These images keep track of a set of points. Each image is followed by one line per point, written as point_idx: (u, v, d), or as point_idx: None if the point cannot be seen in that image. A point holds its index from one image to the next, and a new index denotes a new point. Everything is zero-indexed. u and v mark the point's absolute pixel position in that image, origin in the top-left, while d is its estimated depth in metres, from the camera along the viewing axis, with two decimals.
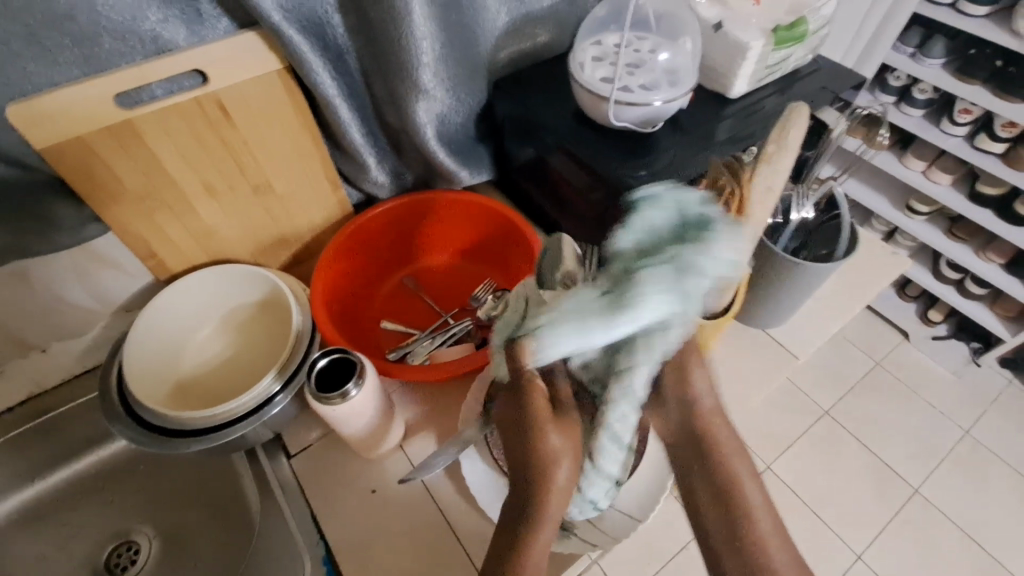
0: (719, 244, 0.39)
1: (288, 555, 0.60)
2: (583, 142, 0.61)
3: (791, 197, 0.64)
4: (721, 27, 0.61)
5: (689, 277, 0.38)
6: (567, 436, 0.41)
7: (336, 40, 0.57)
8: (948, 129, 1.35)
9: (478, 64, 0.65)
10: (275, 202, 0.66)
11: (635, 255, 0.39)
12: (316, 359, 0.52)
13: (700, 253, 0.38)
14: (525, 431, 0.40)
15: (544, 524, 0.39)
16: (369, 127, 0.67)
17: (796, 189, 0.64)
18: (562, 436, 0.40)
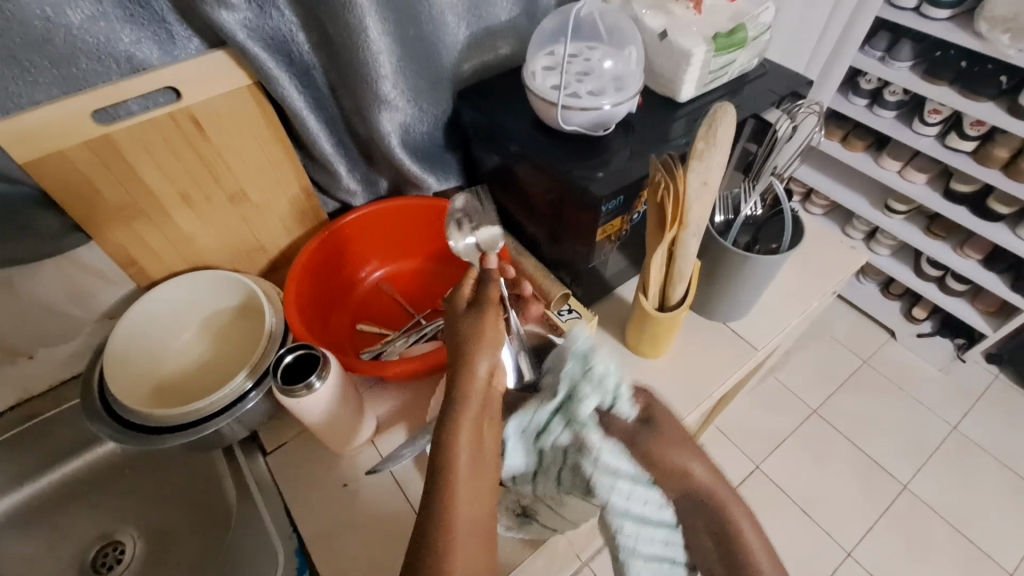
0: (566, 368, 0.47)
1: (263, 545, 0.62)
2: (539, 147, 0.65)
3: (740, 193, 0.68)
4: (665, 35, 0.65)
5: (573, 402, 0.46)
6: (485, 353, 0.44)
7: (302, 56, 0.60)
8: (919, 129, 1.39)
9: (440, 75, 0.69)
10: (251, 210, 0.70)
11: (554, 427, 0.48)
12: (281, 354, 0.54)
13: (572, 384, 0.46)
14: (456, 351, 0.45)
15: (468, 404, 0.41)
16: (339, 138, 0.70)
17: (744, 186, 0.67)
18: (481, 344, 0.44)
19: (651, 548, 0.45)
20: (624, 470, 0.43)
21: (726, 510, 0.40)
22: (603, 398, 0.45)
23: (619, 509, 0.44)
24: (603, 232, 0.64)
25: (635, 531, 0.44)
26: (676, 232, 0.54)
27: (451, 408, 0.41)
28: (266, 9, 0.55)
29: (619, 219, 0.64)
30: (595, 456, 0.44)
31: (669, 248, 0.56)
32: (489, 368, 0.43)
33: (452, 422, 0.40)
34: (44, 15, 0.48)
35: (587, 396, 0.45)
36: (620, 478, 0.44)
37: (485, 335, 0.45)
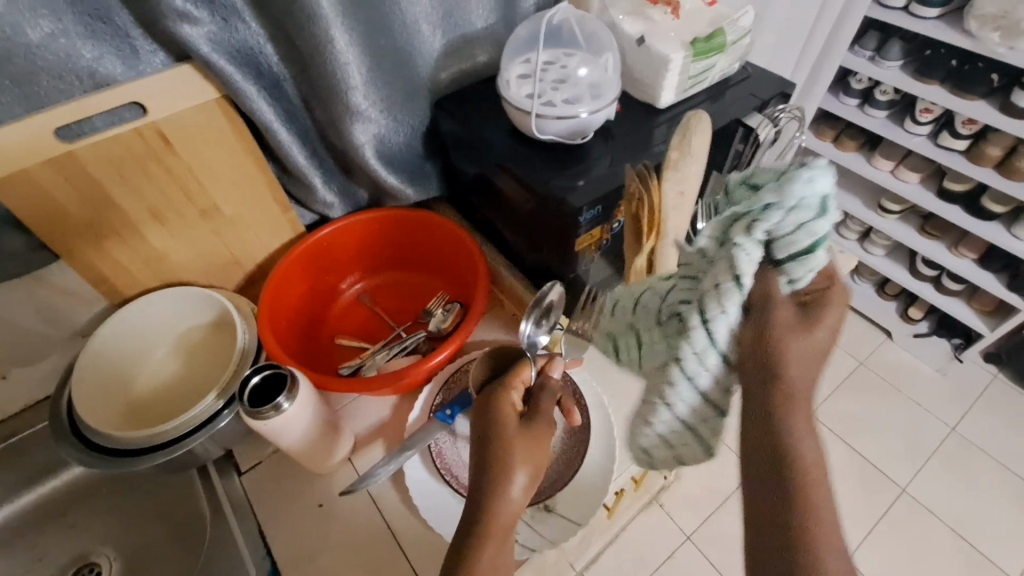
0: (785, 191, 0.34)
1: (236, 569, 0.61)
2: (516, 157, 0.63)
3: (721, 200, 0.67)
4: (643, 41, 0.63)
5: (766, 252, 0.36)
6: (529, 480, 0.44)
7: (271, 68, 0.59)
8: (912, 128, 1.39)
9: (415, 84, 0.68)
10: (224, 225, 0.69)
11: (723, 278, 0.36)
12: (247, 376, 0.52)
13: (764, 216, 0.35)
14: (493, 460, 0.43)
15: (494, 529, 0.41)
16: (313, 150, 0.69)
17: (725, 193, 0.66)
18: (524, 453, 0.44)
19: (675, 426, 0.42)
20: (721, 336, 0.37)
21: (795, 410, 0.35)
22: (808, 216, 0.34)
23: (688, 372, 0.39)
24: (581, 242, 0.62)
25: (684, 387, 0.40)
26: (654, 240, 0.51)
27: (478, 529, 0.40)
28: (232, 21, 0.54)
29: (597, 230, 0.63)
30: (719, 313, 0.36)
31: (647, 259, 0.54)
32: (524, 489, 0.42)
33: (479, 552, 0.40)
34: (2, 34, 0.47)
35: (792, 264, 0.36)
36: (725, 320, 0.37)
37: (527, 450, 0.44)
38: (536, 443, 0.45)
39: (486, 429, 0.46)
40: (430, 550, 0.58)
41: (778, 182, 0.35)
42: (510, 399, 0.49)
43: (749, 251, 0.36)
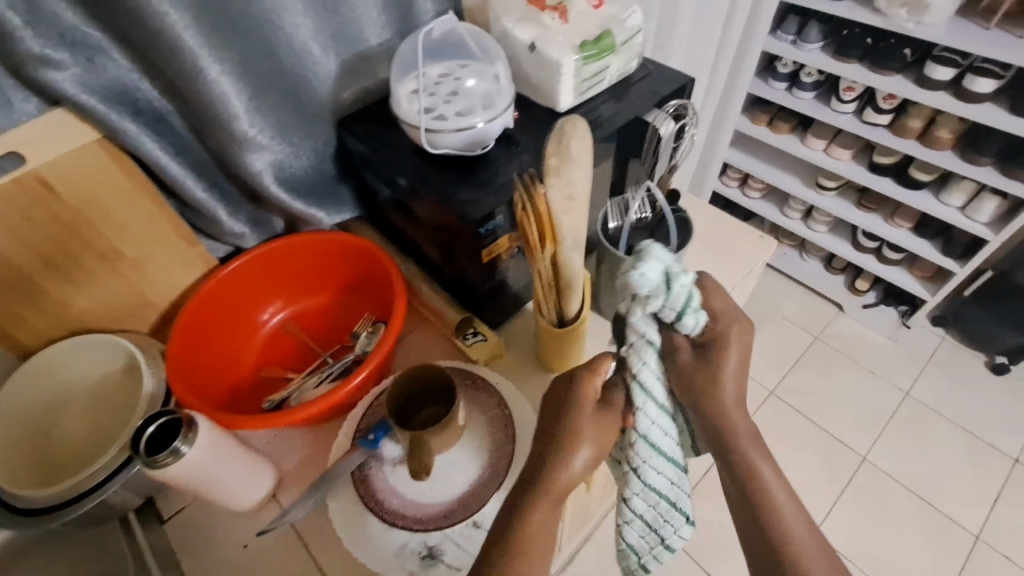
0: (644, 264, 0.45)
1: None
2: (416, 173, 0.62)
3: (627, 196, 0.67)
4: (534, 47, 0.63)
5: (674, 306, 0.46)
6: (591, 454, 0.48)
7: (151, 103, 0.58)
8: (837, 107, 1.43)
9: (314, 107, 0.67)
10: (128, 266, 0.66)
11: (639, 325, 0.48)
12: (141, 427, 0.50)
13: (661, 283, 0.46)
14: (565, 421, 0.48)
15: (547, 496, 0.47)
16: (213, 182, 0.67)
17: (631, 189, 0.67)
18: (592, 428, 0.48)
19: (651, 511, 0.50)
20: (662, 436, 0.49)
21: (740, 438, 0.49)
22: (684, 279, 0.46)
23: (651, 416, 0.48)
24: (490, 253, 0.62)
25: (658, 429, 0.49)
26: (553, 248, 0.53)
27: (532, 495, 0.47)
28: (98, 61, 0.53)
29: (507, 237, 0.63)
30: (641, 366, 0.48)
31: (551, 265, 0.55)
32: (586, 463, 0.47)
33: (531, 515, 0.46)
34: None
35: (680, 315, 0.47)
36: (656, 425, 0.48)
37: (594, 431, 0.48)
38: (607, 429, 0.49)
39: (566, 395, 0.49)
40: None
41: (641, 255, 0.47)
42: (595, 377, 0.50)
43: (661, 297, 0.46)
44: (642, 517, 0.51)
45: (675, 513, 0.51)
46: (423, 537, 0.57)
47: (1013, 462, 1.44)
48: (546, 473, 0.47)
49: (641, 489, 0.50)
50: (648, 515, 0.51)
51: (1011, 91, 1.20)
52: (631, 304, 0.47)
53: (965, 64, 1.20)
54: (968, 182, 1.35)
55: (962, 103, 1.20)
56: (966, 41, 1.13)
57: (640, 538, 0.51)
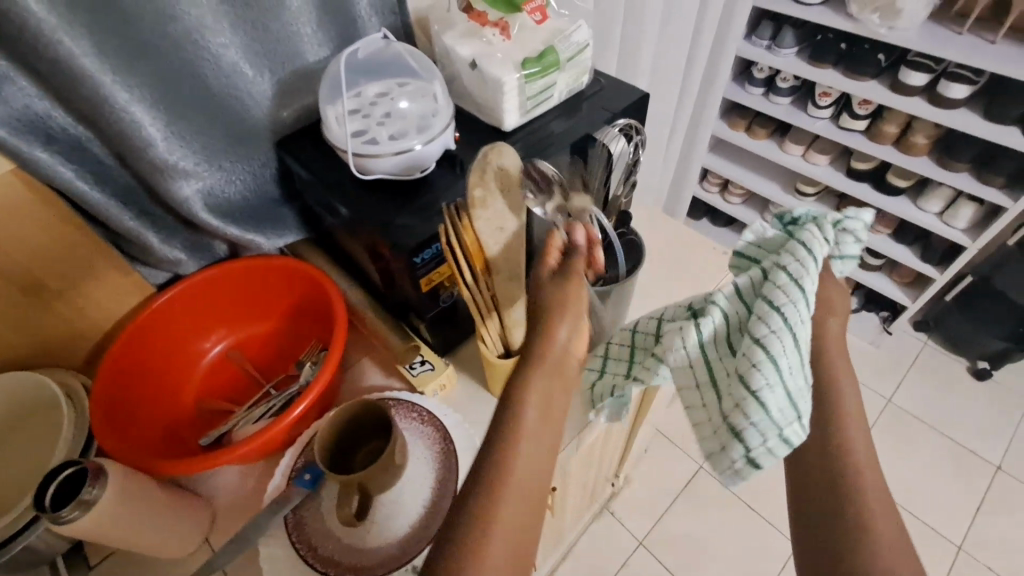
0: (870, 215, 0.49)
1: None
2: (354, 197, 0.59)
3: None
4: (476, 65, 0.61)
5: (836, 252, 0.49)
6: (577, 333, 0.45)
7: (67, 131, 0.55)
8: (814, 113, 1.41)
9: (248, 128, 0.64)
10: (53, 299, 0.63)
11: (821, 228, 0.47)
12: (42, 485, 0.47)
13: (842, 225, 0.48)
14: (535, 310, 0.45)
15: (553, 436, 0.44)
16: (143, 207, 0.64)
17: None
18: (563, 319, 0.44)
19: (795, 377, 0.40)
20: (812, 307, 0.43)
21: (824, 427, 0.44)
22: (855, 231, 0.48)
23: (801, 284, 0.42)
24: (429, 281, 0.59)
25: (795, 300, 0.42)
26: (489, 279, 0.51)
27: None
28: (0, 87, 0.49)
29: (446, 266, 0.59)
30: (815, 246, 0.45)
31: (489, 297, 0.53)
32: (569, 334, 0.44)
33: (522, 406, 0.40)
34: None
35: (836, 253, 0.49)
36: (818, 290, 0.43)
37: (563, 302, 0.45)
38: (575, 286, 0.46)
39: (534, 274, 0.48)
40: None
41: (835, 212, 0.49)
42: (553, 243, 0.50)
43: (828, 229, 0.47)
44: (783, 386, 0.40)
45: (807, 382, 0.42)
46: None
47: (996, 470, 1.42)
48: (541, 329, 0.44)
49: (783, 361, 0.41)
50: (787, 380, 0.40)
51: (984, 96, 1.18)
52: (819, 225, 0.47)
53: (938, 69, 1.17)
54: (945, 189, 1.32)
55: (936, 108, 1.18)
56: (938, 46, 1.10)
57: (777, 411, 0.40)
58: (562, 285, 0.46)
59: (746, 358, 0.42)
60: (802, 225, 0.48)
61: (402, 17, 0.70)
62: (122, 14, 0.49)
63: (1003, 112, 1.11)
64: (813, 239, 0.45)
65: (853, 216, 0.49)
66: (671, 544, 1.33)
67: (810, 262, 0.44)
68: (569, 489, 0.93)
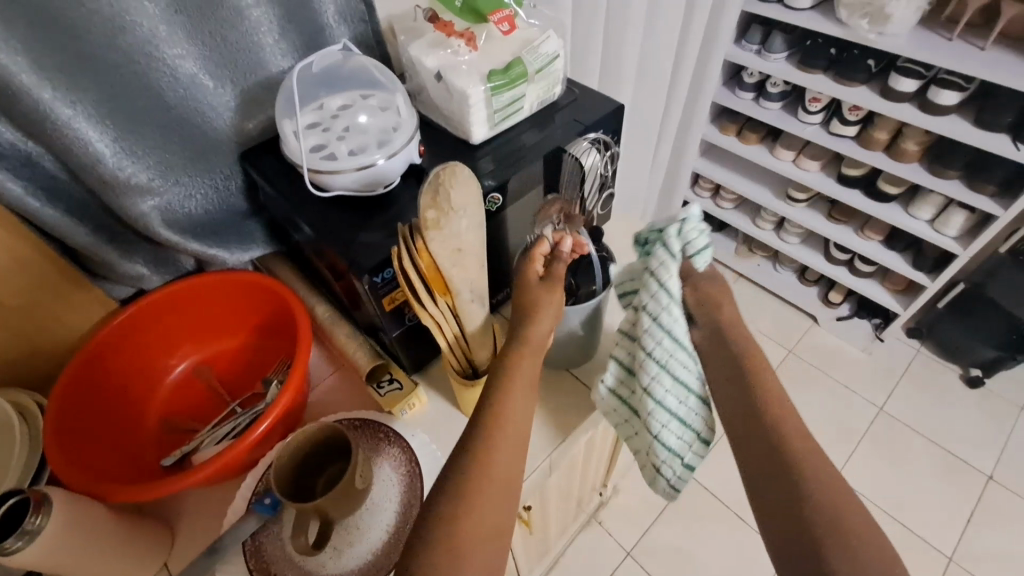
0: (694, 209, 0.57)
1: None
2: (316, 212, 0.58)
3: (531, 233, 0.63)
4: (442, 76, 0.59)
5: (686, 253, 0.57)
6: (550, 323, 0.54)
7: (14, 147, 0.53)
8: (804, 118, 1.39)
9: (210, 141, 0.62)
10: (5, 317, 0.61)
11: (665, 254, 0.57)
12: None
13: (676, 234, 0.57)
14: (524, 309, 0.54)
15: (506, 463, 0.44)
16: (101, 222, 0.62)
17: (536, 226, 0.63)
18: (546, 311, 0.54)
19: (684, 406, 0.58)
20: (684, 340, 0.57)
21: None
22: (688, 225, 0.57)
23: (664, 324, 0.56)
24: (393, 299, 0.57)
25: (668, 339, 0.57)
26: (449, 300, 0.49)
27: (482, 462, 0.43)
28: None
29: None
30: (663, 276, 0.56)
31: (451, 318, 0.51)
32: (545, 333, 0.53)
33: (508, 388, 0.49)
34: None
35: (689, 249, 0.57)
36: (678, 321, 0.56)
37: (547, 302, 0.54)
38: (553, 295, 0.55)
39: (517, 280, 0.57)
40: None
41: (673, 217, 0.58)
42: (541, 248, 0.58)
43: (669, 248, 0.56)
44: (679, 419, 0.59)
45: (701, 397, 0.58)
46: None
47: (987, 480, 1.40)
48: (521, 332, 0.53)
49: (671, 387, 0.58)
50: (682, 415, 0.58)
51: (975, 103, 1.16)
52: (663, 251, 0.57)
53: (928, 75, 1.16)
54: (936, 196, 1.31)
55: (926, 115, 1.16)
56: (926, 52, 1.08)
57: (681, 440, 0.59)
58: (547, 291, 0.55)
59: (645, 405, 0.59)
60: (653, 246, 0.58)
61: (371, 26, 0.68)
62: (66, 26, 0.47)
63: (993, 119, 1.09)
64: (662, 267, 0.56)
65: (683, 220, 0.57)
66: (660, 555, 1.31)
67: (660, 295, 0.56)
68: (549, 504, 0.91)
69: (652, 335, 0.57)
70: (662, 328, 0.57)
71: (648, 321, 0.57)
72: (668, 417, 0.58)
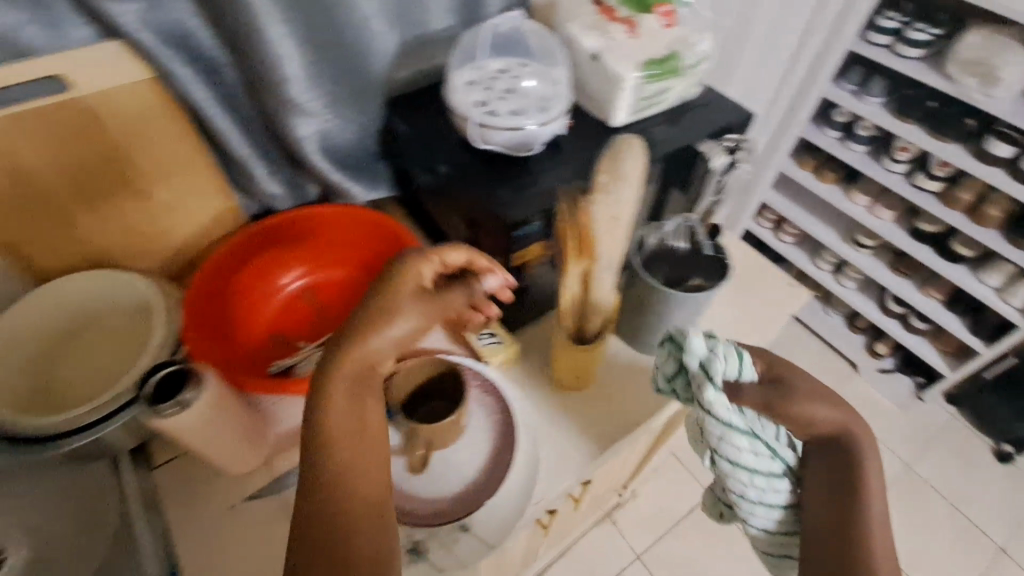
0: (698, 343, 0.53)
1: None
2: (460, 164, 0.62)
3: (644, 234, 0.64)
4: (598, 57, 0.62)
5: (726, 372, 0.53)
6: (409, 318, 0.45)
7: (208, 53, 0.57)
8: (888, 166, 1.38)
9: (367, 82, 0.66)
10: (157, 209, 0.65)
11: (714, 415, 0.52)
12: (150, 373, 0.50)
13: (708, 378, 0.52)
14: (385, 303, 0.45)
15: None
16: (256, 138, 0.66)
17: (649, 227, 0.64)
18: (412, 305, 0.46)
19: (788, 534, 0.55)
20: (762, 466, 0.53)
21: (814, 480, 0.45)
22: (711, 357, 0.52)
23: (743, 477, 0.53)
24: (520, 258, 0.60)
25: (755, 489, 0.54)
26: (587, 263, 0.52)
27: None
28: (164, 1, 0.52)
29: (538, 246, 0.61)
30: (725, 427, 0.52)
31: (581, 281, 0.55)
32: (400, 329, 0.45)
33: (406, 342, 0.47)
34: None
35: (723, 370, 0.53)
36: (754, 465, 0.53)
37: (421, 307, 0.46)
38: (410, 280, 0.46)
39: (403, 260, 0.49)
40: None
41: (691, 353, 0.54)
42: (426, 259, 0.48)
43: (714, 400, 0.51)
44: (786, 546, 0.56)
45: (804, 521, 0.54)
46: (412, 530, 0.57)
47: (1004, 555, 1.39)
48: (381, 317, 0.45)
49: (769, 523, 0.55)
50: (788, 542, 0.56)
51: None
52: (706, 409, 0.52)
53: None
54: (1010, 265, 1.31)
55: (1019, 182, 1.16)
56: None
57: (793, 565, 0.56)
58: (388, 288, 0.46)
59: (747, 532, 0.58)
60: (697, 401, 0.54)
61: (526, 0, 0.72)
62: None
63: None
64: (722, 429, 0.52)
65: (701, 358, 0.53)
66: (670, 565, 1.33)
67: (722, 449, 0.53)
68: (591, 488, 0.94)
69: (735, 488, 0.55)
70: (743, 481, 0.54)
71: (728, 478, 0.55)
72: (758, 532, 0.56)
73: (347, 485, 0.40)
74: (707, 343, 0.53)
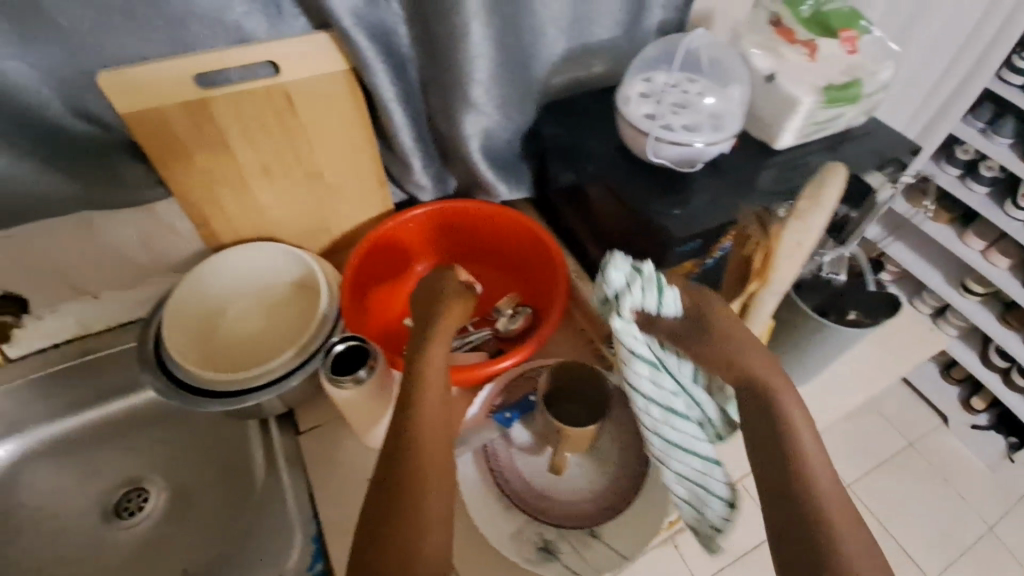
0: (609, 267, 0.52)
1: (280, 541, 0.61)
2: (619, 173, 0.62)
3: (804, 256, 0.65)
4: (774, 78, 0.61)
5: (651, 302, 0.52)
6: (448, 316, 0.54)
7: (400, 48, 0.60)
8: (1012, 213, 1.22)
9: (531, 85, 0.68)
10: (322, 190, 0.69)
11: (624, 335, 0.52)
12: (333, 343, 0.54)
13: (604, 293, 0.52)
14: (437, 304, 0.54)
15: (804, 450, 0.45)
16: (418, 130, 0.69)
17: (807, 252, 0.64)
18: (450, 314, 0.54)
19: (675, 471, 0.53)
20: (663, 396, 0.54)
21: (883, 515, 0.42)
22: (634, 279, 0.52)
23: (655, 403, 0.53)
24: (675, 273, 0.61)
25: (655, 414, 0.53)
26: (758, 285, 0.57)
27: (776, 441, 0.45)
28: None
29: (689, 262, 0.61)
30: (633, 347, 0.52)
31: (743, 301, 0.60)
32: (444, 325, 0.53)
33: (431, 343, 0.52)
34: None
35: (636, 296, 0.52)
36: (653, 388, 0.53)
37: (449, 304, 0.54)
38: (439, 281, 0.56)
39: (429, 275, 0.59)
40: (471, 544, 0.59)
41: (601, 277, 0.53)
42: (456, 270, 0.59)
43: (625, 323, 0.52)
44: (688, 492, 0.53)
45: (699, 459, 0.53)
46: (542, 528, 0.58)
47: None
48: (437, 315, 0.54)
49: (675, 460, 0.54)
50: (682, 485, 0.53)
51: None
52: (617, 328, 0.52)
53: None
54: None
55: None
56: None
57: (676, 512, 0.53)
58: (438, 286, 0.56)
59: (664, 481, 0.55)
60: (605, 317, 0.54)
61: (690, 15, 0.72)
62: None
63: None
64: (631, 347, 0.52)
65: (609, 274, 0.52)
66: None
67: (641, 376, 0.53)
68: None
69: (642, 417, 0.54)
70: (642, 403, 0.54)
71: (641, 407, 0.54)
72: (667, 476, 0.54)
73: (417, 448, 0.44)
74: (624, 265, 0.52)
